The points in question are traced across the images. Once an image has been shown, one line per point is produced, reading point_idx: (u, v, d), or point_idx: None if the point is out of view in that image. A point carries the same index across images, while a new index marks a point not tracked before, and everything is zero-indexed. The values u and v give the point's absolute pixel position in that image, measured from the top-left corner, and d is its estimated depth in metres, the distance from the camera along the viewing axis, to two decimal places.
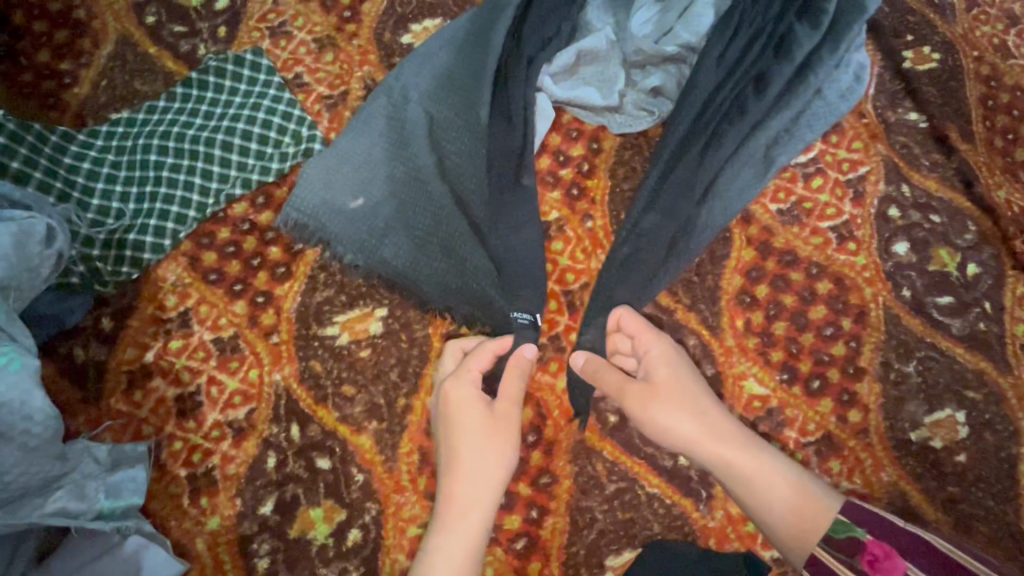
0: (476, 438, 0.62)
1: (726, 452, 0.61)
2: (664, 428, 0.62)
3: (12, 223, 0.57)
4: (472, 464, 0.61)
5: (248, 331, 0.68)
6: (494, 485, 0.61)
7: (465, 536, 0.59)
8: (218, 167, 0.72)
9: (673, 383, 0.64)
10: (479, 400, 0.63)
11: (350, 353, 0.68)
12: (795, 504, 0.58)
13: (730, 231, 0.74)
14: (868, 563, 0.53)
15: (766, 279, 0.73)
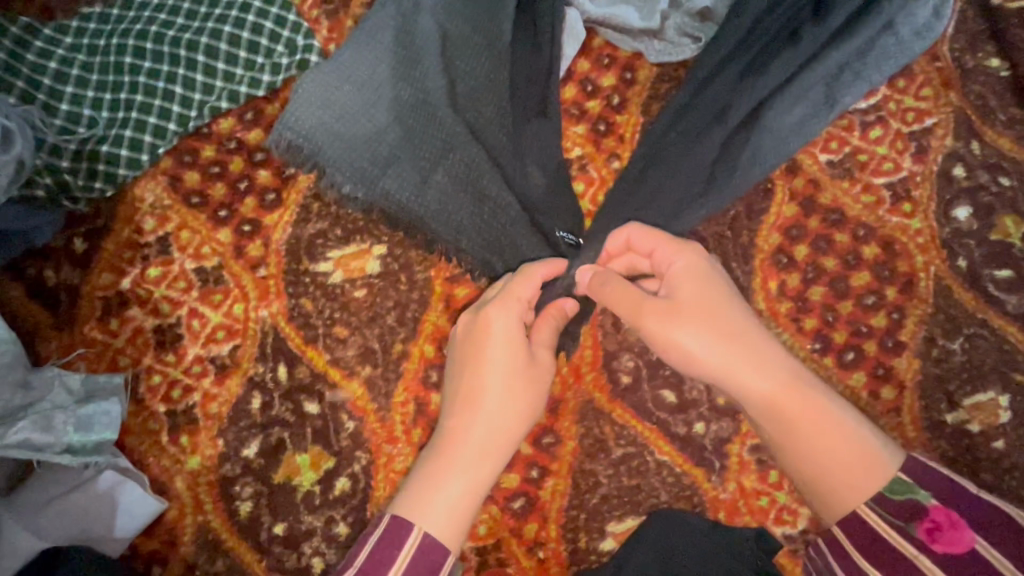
0: (504, 377, 0.54)
1: (763, 386, 0.51)
2: (687, 354, 0.52)
3: None
4: (496, 403, 0.54)
5: (233, 261, 0.62)
6: (508, 437, 0.54)
7: (467, 484, 0.51)
8: (202, 75, 0.64)
9: (701, 302, 0.53)
10: (518, 342, 0.55)
11: (344, 293, 0.62)
12: (843, 458, 0.50)
13: (772, 182, 0.66)
14: (926, 531, 0.45)
15: (807, 238, 0.65)
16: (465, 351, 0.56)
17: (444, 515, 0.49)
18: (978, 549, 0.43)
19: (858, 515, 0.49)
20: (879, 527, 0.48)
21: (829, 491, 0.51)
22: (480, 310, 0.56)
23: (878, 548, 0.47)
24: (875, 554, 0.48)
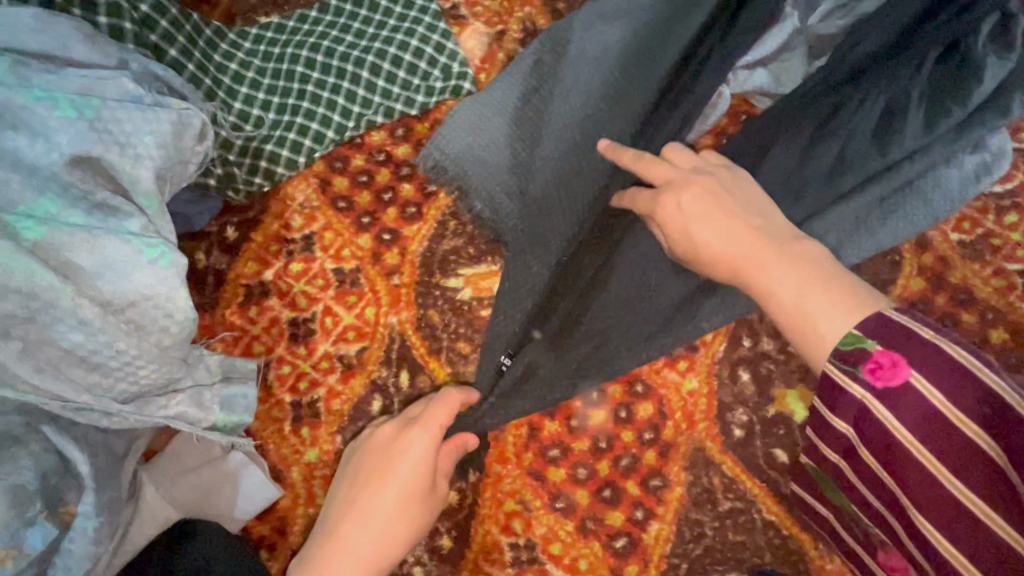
0: (397, 498, 0.52)
1: (737, 254, 0.51)
2: (703, 252, 0.54)
3: (171, 110, 0.50)
4: (387, 520, 0.52)
5: (370, 267, 0.65)
6: (387, 556, 0.53)
7: None
8: (363, 90, 0.68)
9: (707, 203, 0.54)
10: (419, 465, 0.53)
11: (471, 309, 0.64)
12: (793, 309, 0.46)
13: (901, 255, 0.66)
14: (868, 371, 0.40)
15: (932, 315, 0.65)
16: (367, 459, 0.54)
17: None
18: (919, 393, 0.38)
19: (822, 373, 0.43)
20: (833, 376, 0.42)
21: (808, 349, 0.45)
22: (393, 429, 0.54)
23: (831, 397, 0.43)
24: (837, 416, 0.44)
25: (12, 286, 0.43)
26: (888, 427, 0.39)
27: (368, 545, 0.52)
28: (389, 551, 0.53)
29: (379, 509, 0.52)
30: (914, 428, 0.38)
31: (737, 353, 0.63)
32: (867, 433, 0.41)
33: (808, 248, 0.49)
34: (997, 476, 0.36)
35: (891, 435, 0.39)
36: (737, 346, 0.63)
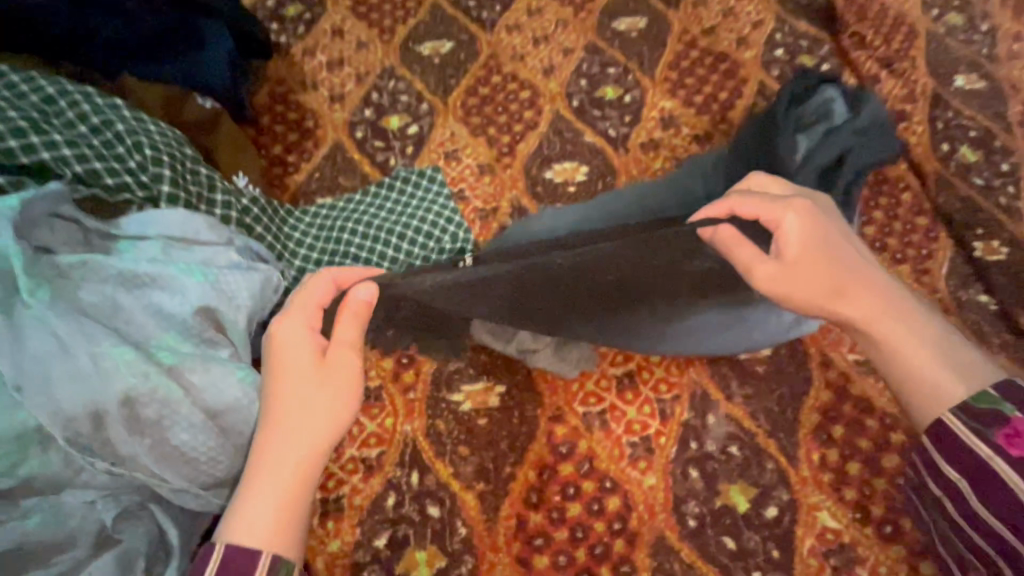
0: (308, 365, 0.55)
1: (860, 310, 0.59)
2: (821, 293, 0.59)
3: (259, 271, 0.70)
4: (311, 385, 0.55)
5: (391, 385, 0.82)
6: (325, 430, 0.53)
7: (277, 492, 0.50)
8: (392, 250, 0.91)
9: (823, 266, 0.60)
10: (308, 344, 0.56)
11: (470, 419, 0.80)
12: (920, 368, 0.56)
13: (810, 372, 0.84)
14: (1003, 436, 0.49)
15: (842, 420, 0.81)
16: (268, 359, 0.57)
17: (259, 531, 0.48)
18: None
19: (941, 422, 0.53)
20: (962, 434, 0.51)
21: (926, 402, 0.55)
22: (271, 324, 0.58)
23: (954, 447, 0.52)
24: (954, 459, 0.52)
25: (155, 396, 0.59)
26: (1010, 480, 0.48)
27: (291, 438, 0.52)
28: (321, 425, 0.53)
29: (286, 384, 0.54)
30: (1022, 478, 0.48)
31: (686, 455, 0.78)
32: (978, 477, 0.50)
33: (920, 308, 0.59)
34: None
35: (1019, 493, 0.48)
36: (685, 448, 0.78)
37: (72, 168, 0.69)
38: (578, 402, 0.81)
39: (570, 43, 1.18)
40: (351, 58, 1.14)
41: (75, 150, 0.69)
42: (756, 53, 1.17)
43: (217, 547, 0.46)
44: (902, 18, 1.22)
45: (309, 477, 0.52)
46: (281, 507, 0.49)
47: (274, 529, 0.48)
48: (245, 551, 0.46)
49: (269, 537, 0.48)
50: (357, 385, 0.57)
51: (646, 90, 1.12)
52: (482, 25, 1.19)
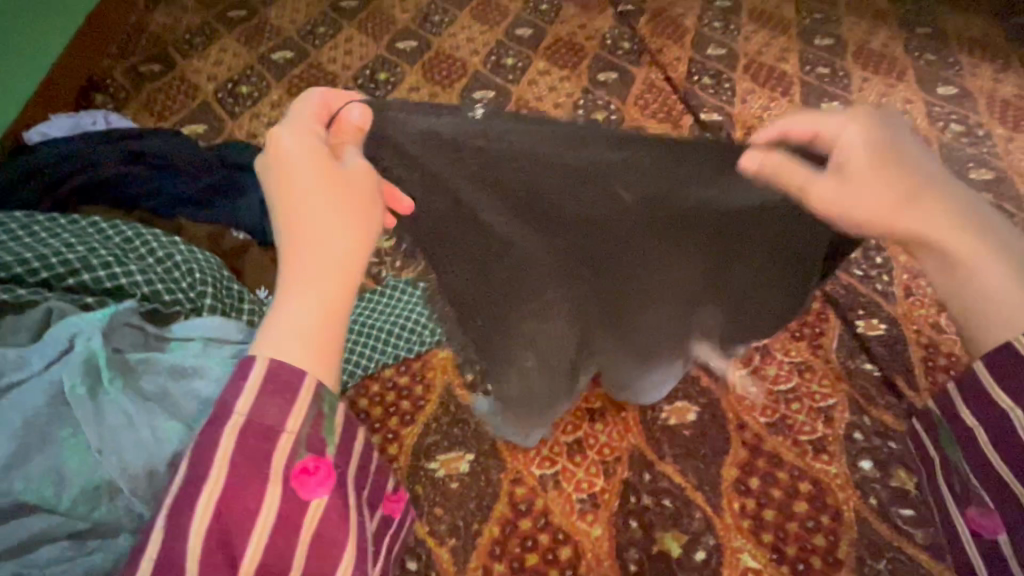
0: (317, 173, 0.52)
1: (906, 216, 0.55)
2: (885, 198, 0.55)
3: None
4: (324, 191, 0.51)
5: (378, 457, 0.98)
6: (342, 237, 0.50)
7: (317, 314, 0.49)
8: (382, 344, 1.07)
9: (886, 173, 0.55)
10: (321, 159, 0.53)
11: (444, 483, 0.96)
12: (997, 292, 0.53)
13: (728, 432, 1.01)
14: None
15: (757, 473, 0.96)
16: (269, 172, 0.53)
17: (299, 350, 0.48)
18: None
19: (1006, 348, 0.52)
20: None
21: (987, 326, 0.53)
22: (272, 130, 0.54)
23: (1014, 369, 0.51)
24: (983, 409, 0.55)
25: None
26: None
27: (316, 250, 0.50)
28: (340, 233, 0.51)
29: (297, 190, 0.51)
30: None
31: (626, 508, 0.93)
32: None
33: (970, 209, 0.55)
34: None
35: None
36: (625, 502, 0.94)
37: (142, 289, 0.90)
38: (536, 466, 0.97)
39: None
40: None
41: (146, 275, 0.91)
42: None
43: (256, 357, 0.48)
44: None
45: (341, 300, 0.50)
46: (320, 330, 0.49)
47: (310, 352, 0.48)
48: (289, 370, 0.47)
49: (302, 350, 0.48)
50: (372, 195, 0.54)
51: None
52: None
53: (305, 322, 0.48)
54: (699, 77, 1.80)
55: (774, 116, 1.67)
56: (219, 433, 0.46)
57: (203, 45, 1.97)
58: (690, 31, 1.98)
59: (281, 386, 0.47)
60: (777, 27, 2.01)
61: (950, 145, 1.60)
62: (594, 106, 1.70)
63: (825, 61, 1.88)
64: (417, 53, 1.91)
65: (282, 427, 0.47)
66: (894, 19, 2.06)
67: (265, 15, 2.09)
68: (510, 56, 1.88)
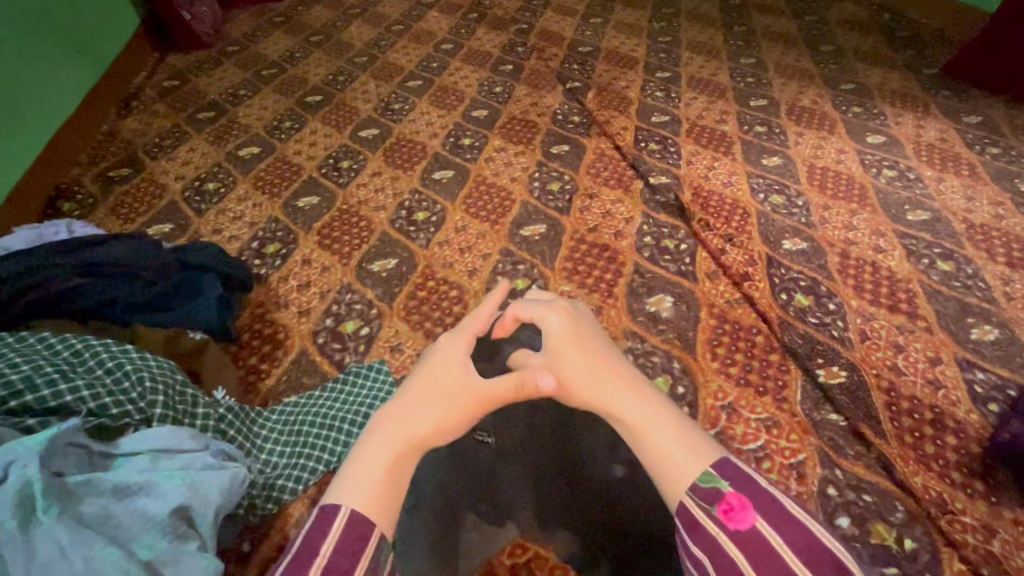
0: (434, 384, 0.68)
1: (615, 393, 0.65)
2: (594, 385, 0.66)
3: (230, 470, 0.86)
4: (430, 393, 0.67)
5: None
6: (426, 425, 0.64)
7: (382, 470, 0.60)
8: (344, 433, 1.04)
9: (584, 357, 0.69)
10: (442, 367, 0.69)
11: None
12: (673, 449, 0.59)
13: None
14: (723, 511, 0.54)
15: None
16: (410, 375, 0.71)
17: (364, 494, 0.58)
18: (764, 533, 0.52)
19: (685, 505, 0.56)
20: (699, 515, 0.54)
21: (662, 474, 0.58)
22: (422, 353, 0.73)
23: (696, 528, 0.54)
24: (696, 534, 0.55)
25: None
26: (735, 557, 0.52)
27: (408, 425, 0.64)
28: (428, 420, 0.64)
29: (412, 392, 0.67)
30: (757, 559, 0.51)
31: None
32: (719, 562, 0.52)
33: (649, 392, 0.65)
34: None
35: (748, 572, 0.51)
36: None
37: (87, 404, 0.88)
38: (507, 556, 0.96)
39: (488, 250, 1.55)
40: (316, 280, 1.49)
41: (92, 390, 0.89)
42: (629, 241, 1.54)
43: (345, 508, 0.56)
44: (734, 206, 1.63)
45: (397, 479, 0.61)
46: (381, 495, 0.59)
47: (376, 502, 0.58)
48: (361, 518, 0.56)
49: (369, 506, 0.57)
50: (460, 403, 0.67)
51: (549, 279, 1.46)
52: (417, 241, 1.59)
53: (374, 475, 0.59)
54: (645, 143, 1.90)
55: (719, 175, 1.75)
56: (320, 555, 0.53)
57: (172, 147, 2.05)
58: (635, 101, 2.12)
59: (357, 535, 0.55)
60: (715, 92, 2.16)
61: (885, 189, 1.69)
62: (549, 177, 1.78)
63: (761, 119, 2.01)
64: (378, 140, 2.01)
65: (356, 569, 0.54)
66: (820, 78, 2.24)
67: (234, 115, 2.19)
68: (467, 136, 1.98)
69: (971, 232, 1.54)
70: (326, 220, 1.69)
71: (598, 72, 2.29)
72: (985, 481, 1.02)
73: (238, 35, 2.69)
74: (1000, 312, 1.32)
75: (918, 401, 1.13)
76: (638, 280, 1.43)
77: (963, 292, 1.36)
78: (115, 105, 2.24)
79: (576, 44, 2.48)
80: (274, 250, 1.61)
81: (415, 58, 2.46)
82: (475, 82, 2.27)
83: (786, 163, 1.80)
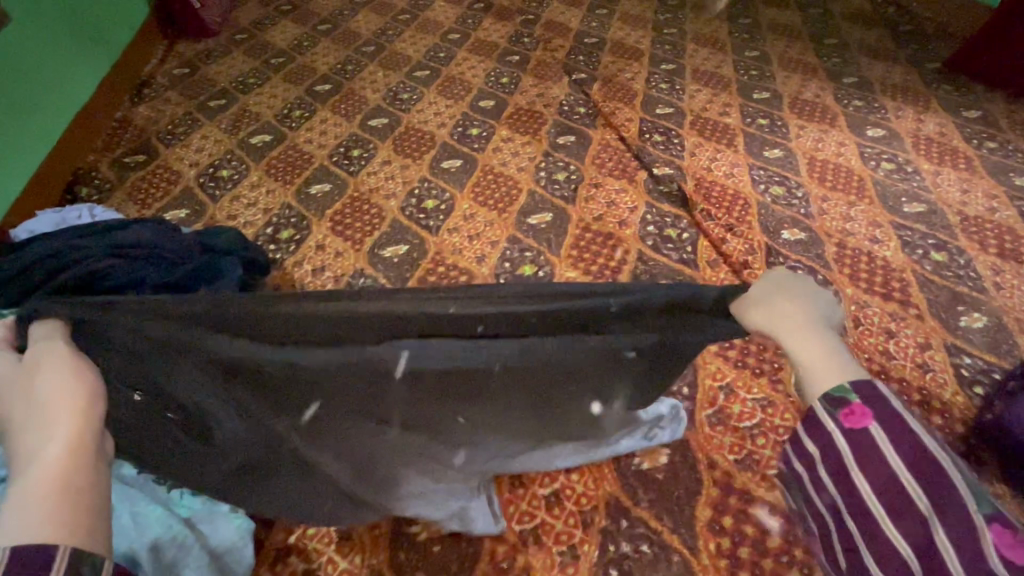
0: (36, 389, 0.59)
1: (799, 324, 0.65)
2: (789, 317, 0.67)
3: None
4: (36, 396, 0.58)
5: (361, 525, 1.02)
6: (59, 416, 0.56)
7: (32, 482, 0.49)
8: None
9: (799, 304, 0.68)
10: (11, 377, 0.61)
11: (425, 546, 1.00)
12: (827, 368, 0.58)
13: (699, 473, 1.07)
14: (846, 415, 0.54)
15: (730, 511, 1.02)
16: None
17: (25, 513, 0.47)
18: (877, 438, 0.52)
19: (812, 411, 0.57)
20: (825, 417, 0.55)
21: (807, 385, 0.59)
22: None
23: (813, 429, 0.56)
24: (815, 434, 0.56)
25: (175, 541, 0.80)
26: (864, 467, 0.53)
27: (29, 439, 0.54)
28: (57, 410, 0.56)
29: (29, 406, 0.57)
30: (881, 469, 0.52)
31: (607, 557, 0.98)
32: (841, 465, 0.55)
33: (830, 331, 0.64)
34: (945, 516, 0.48)
35: (883, 485, 0.51)
36: (605, 551, 0.98)
37: None
38: (516, 522, 1.02)
39: (496, 237, 1.60)
40: (330, 265, 1.54)
41: None
42: (633, 230, 1.58)
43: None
44: (736, 197, 1.68)
45: (72, 472, 0.50)
46: (51, 499, 0.48)
47: (46, 509, 0.47)
48: (29, 539, 0.45)
49: (40, 525, 0.46)
50: (88, 386, 0.60)
51: (555, 266, 1.51)
52: (427, 228, 1.64)
53: (28, 495, 0.48)
54: (650, 134, 1.94)
55: (721, 165, 1.80)
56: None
57: (185, 134, 2.09)
58: (640, 93, 2.15)
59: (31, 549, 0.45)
60: (718, 84, 2.20)
61: (883, 181, 1.73)
62: (555, 167, 1.82)
63: (764, 112, 2.05)
64: (387, 129, 2.05)
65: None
66: (823, 71, 2.27)
67: (245, 103, 2.23)
68: (475, 126, 2.02)
69: (965, 224, 1.58)
70: (338, 207, 1.74)
71: (604, 63, 2.32)
72: (967, 458, 1.08)
73: (246, 24, 2.72)
74: (989, 300, 1.37)
75: (907, 384, 1.19)
76: (641, 267, 1.49)
77: (955, 281, 1.41)
78: (128, 93, 2.28)
79: (582, 35, 2.51)
80: (288, 235, 1.66)
81: (423, 48, 2.48)
82: (482, 72, 2.30)
83: (787, 155, 1.84)
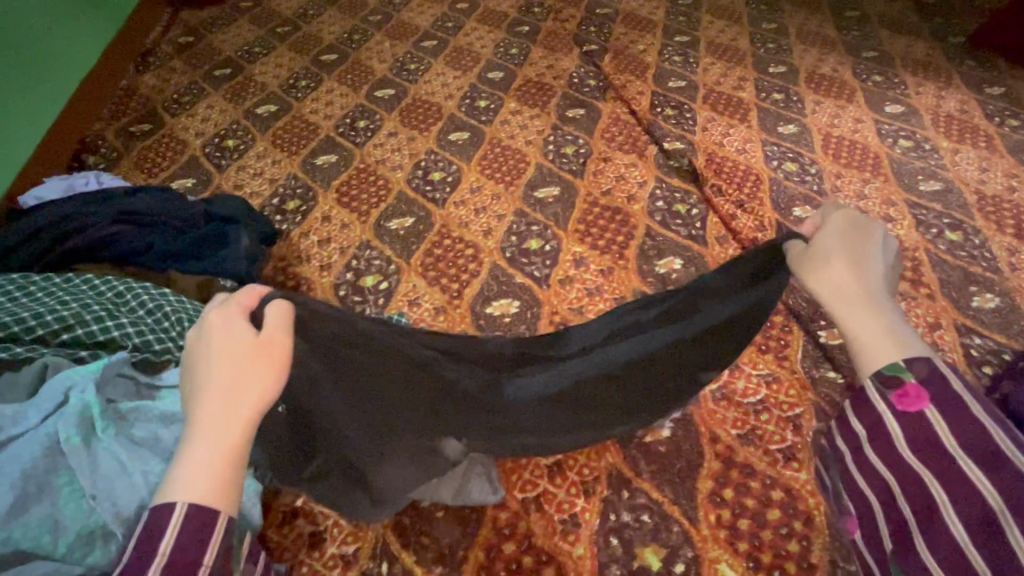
0: (247, 353, 0.58)
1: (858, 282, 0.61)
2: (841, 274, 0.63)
3: None
4: (243, 361, 0.57)
5: None
6: (255, 403, 0.56)
7: (209, 463, 0.53)
8: None
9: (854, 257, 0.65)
10: (240, 329, 0.59)
11: (429, 511, 1.01)
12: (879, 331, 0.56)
13: (702, 447, 1.07)
14: (897, 396, 0.53)
15: (731, 484, 1.03)
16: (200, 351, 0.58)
17: (197, 489, 0.52)
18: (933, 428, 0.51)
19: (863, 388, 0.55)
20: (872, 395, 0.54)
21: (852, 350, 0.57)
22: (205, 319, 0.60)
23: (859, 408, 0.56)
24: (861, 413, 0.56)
25: None
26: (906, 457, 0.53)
27: (219, 409, 0.54)
28: (257, 395, 0.56)
29: (227, 367, 0.56)
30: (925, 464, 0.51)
31: (607, 525, 0.99)
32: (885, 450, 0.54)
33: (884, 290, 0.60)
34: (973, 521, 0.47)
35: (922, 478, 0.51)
36: (606, 520, 1.00)
37: (133, 340, 0.95)
38: (517, 490, 1.04)
39: (503, 210, 1.59)
40: (336, 236, 1.54)
41: (137, 327, 0.96)
42: (642, 205, 1.56)
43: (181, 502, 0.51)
44: (747, 172, 1.65)
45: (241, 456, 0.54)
46: (218, 473, 0.53)
47: (210, 491, 0.52)
48: (196, 509, 0.51)
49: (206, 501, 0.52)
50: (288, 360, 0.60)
51: (561, 241, 1.50)
52: (433, 201, 1.63)
53: (205, 473, 0.52)
54: (661, 108, 1.90)
55: (734, 141, 1.76)
56: (153, 550, 0.49)
57: (191, 104, 2.07)
58: (652, 65, 2.10)
59: (198, 524, 0.51)
60: (733, 58, 2.14)
61: (900, 158, 1.69)
62: (563, 140, 1.79)
63: (779, 86, 1.99)
64: (394, 101, 2.01)
65: (202, 556, 0.50)
66: (842, 45, 2.20)
67: (251, 72, 2.20)
68: (483, 98, 1.99)
69: (982, 204, 1.55)
70: (344, 178, 1.73)
71: (616, 35, 2.26)
72: None
73: None
74: (1003, 281, 1.35)
75: None
76: (649, 242, 1.47)
77: (968, 261, 1.39)
78: (132, 60, 2.25)
79: (594, 6, 2.44)
80: (294, 206, 1.65)
81: (431, 17, 2.43)
82: (491, 43, 2.25)
83: (802, 131, 1.80)
